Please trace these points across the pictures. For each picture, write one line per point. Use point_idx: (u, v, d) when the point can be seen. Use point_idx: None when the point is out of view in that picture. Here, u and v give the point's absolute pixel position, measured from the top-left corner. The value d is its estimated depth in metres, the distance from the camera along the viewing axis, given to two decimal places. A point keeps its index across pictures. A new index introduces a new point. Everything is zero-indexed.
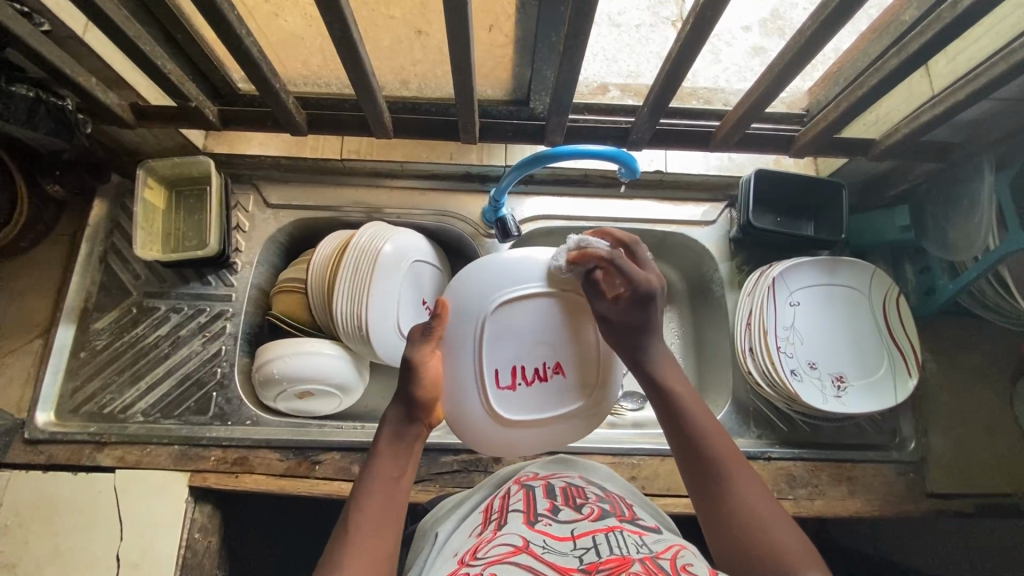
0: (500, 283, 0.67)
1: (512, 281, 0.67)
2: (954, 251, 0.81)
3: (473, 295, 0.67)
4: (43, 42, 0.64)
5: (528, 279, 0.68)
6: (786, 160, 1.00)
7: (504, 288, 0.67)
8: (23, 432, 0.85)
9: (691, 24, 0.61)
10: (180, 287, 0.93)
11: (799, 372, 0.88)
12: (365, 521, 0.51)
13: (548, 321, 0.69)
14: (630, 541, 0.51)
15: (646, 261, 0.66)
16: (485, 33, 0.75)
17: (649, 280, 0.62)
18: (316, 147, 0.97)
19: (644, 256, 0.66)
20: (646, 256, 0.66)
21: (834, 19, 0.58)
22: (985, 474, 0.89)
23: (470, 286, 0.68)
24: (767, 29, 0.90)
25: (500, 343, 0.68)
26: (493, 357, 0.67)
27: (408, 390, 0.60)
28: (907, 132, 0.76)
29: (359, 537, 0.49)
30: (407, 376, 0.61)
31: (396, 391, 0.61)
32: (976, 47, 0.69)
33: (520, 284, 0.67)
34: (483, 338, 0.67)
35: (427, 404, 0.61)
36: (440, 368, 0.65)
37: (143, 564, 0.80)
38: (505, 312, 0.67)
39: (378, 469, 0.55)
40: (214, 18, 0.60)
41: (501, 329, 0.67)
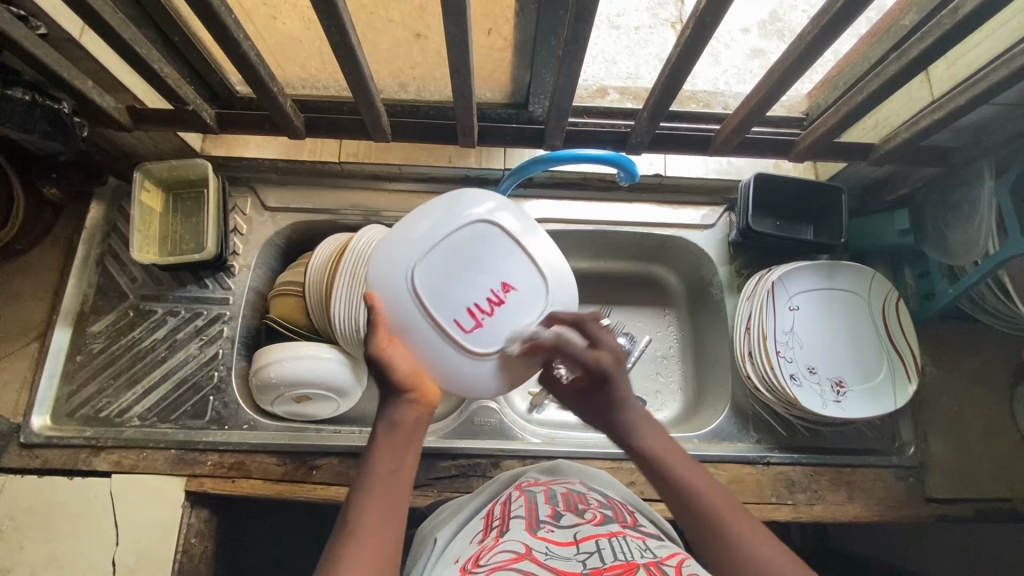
0: (417, 248, 0.60)
1: (439, 221, 0.60)
2: (954, 255, 0.79)
3: (397, 260, 0.59)
4: (39, 45, 0.64)
5: (450, 214, 0.61)
6: (785, 163, 1.00)
7: (427, 233, 0.60)
8: (19, 436, 0.84)
9: (691, 29, 0.61)
10: (178, 290, 0.93)
11: (799, 377, 0.87)
12: (363, 519, 0.49)
13: (486, 251, 0.61)
14: (634, 546, 0.51)
15: (603, 338, 0.62)
16: (484, 36, 0.75)
17: (599, 361, 0.60)
18: (313, 150, 0.97)
19: (599, 330, 0.62)
20: (597, 329, 0.62)
21: (835, 23, 0.58)
22: (985, 478, 0.88)
23: (394, 253, 0.60)
24: (766, 31, 0.89)
25: (444, 288, 0.59)
26: (444, 311, 0.59)
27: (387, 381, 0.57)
28: (908, 137, 0.75)
29: (358, 536, 0.48)
30: (380, 371, 0.57)
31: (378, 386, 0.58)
32: (977, 52, 0.68)
33: (445, 222, 0.61)
34: (425, 297, 0.59)
35: (411, 387, 0.57)
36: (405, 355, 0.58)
37: (141, 569, 0.79)
38: (438, 252, 0.59)
39: (374, 464, 0.53)
40: (212, 22, 0.60)
41: (437, 274, 0.59)
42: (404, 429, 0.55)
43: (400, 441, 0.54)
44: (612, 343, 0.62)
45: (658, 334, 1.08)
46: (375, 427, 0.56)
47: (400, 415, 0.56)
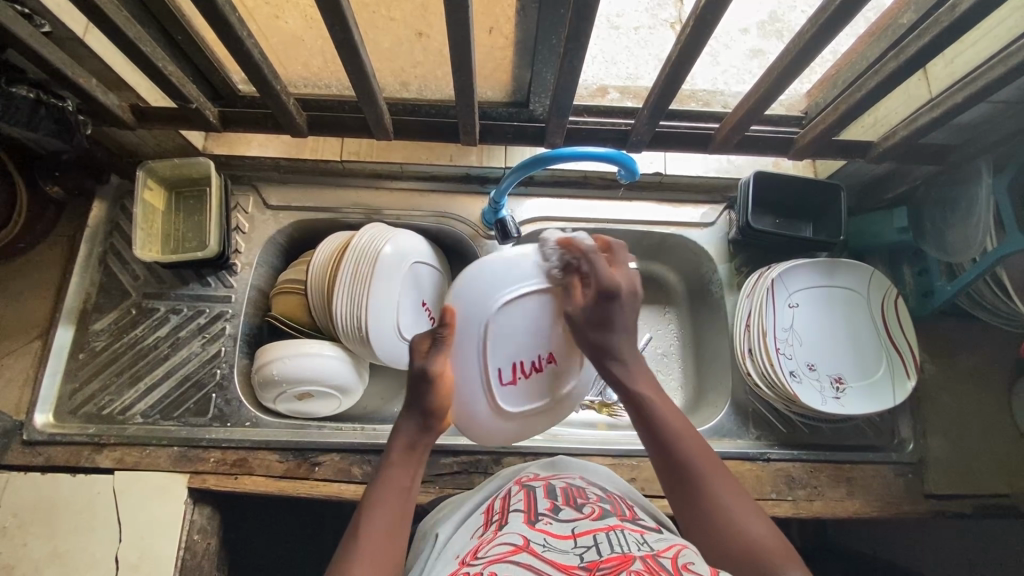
0: (507, 280, 0.69)
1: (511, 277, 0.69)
2: (953, 252, 0.80)
3: (477, 300, 0.69)
4: (44, 43, 0.64)
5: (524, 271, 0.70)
6: (785, 162, 1.01)
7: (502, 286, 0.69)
8: (22, 434, 0.84)
9: (690, 27, 0.62)
10: (180, 287, 0.93)
11: (798, 373, 0.88)
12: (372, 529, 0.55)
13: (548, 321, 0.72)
14: (631, 539, 0.51)
15: (626, 265, 0.70)
16: (486, 35, 0.75)
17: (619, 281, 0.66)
18: (315, 149, 0.97)
19: (625, 260, 0.71)
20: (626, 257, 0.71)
21: (834, 22, 0.58)
22: (984, 474, 0.89)
23: (475, 290, 0.69)
24: (766, 31, 0.90)
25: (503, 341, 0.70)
26: (495, 358, 0.71)
27: (424, 400, 0.64)
28: (906, 135, 0.76)
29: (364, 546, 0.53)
30: (421, 387, 0.64)
31: (410, 400, 0.64)
32: (974, 50, 0.69)
33: (517, 283, 0.70)
34: (489, 337, 0.69)
35: (440, 413, 0.64)
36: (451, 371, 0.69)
37: (143, 565, 0.80)
38: (510, 308, 0.69)
39: (390, 482, 0.59)
40: (217, 21, 0.60)
41: (503, 328, 0.70)
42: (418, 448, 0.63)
43: (414, 459, 0.62)
44: (630, 273, 0.70)
45: (659, 332, 1.08)
46: (393, 442, 0.62)
47: (418, 435, 0.63)
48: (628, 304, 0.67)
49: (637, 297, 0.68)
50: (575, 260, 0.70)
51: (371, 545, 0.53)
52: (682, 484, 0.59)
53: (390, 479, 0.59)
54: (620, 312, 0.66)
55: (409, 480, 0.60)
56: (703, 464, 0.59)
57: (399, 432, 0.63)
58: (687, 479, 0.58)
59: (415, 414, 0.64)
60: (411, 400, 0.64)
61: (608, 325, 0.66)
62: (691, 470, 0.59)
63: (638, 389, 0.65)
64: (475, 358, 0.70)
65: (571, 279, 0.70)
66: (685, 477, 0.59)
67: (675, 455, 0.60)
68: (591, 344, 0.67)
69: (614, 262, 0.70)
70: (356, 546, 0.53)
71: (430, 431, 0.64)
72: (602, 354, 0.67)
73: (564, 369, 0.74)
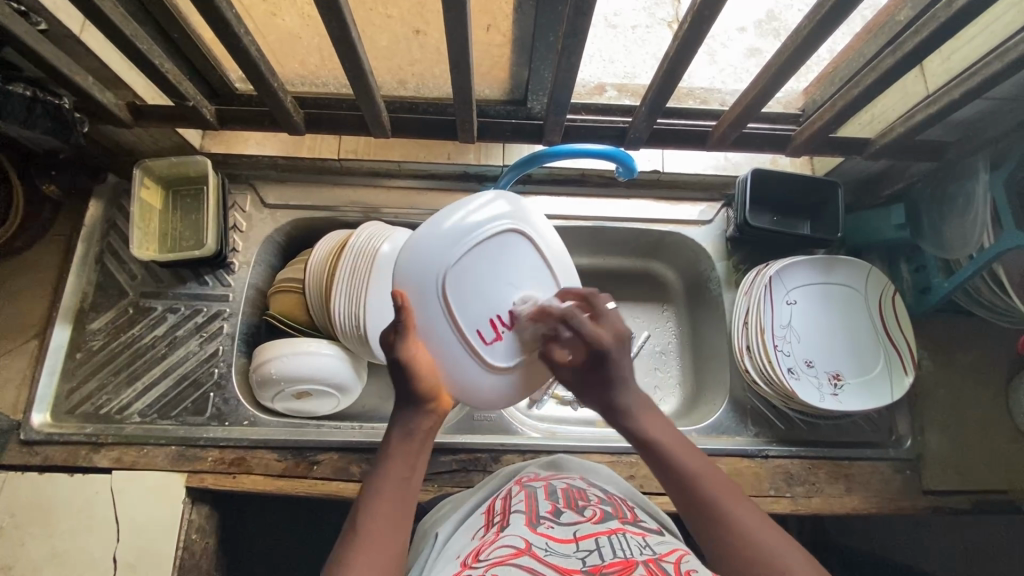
0: (450, 241, 0.63)
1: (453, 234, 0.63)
2: (949, 248, 0.81)
3: (422, 267, 0.63)
4: (40, 41, 0.64)
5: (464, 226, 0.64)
6: (782, 159, 1.01)
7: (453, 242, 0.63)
8: (19, 433, 0.84)
9: (688, 23, 0.61)
10: (177, 287, 0.93)
11: (796, 371, 0.88)
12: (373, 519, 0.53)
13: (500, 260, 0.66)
14: (634, 544, 0.51)
15: (608, 311, 0.66)
16: (483, 33, 0.75)
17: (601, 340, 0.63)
18: (312, 147, 0.97)
19: (606, 306, 0.66)
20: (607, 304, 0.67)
21: (831, 18, 0.58)
22: (981, 470, 0.89)
23: (417, 257, 0.63)
24: (762, 30, 0.90)
25: (470, 297, 0.64)
26: (470, 319, 0.64)
27: (410, 385, 0.61)
28: (903, 131, 0.76)
29: (368, 539, 0.52)
30: (401, 372, 0.61)
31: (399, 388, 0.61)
32: (970, 46, 0.69)
33: (461, 234, 0.64)
34: (451, 298, 0.63)
35: (431, 394, 0.62)
36: (426, 354, 0.63)
37: (142, 565, 0.79)
38: (464, 262, 0.64)
39: (389, 473, 0.57)
40: (214, 18, 0.60)
41: (465, 281, 0.64)
42: (420, 436, 0.60)
43: (415, 448, 0.59)
44: (614, 318, 0.66)
45: (657, 330, 1.09)
46: (392, 430, 0.61)
47: (416, 423, 0.61)
48: (620, 355, 0.64)
49: (626, 343, 0.65)
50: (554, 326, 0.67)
51: (374, 534, 0.52)
52: (705, 516, 0.55)
53: (393, 467, 0.57)
54: (613, 366, 0.64)
55: (409, 471, 0.58)
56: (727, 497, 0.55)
57: (397, 421, 0.61)
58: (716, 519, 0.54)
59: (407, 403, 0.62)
60: (398, 391, 0.62)
61: (605, 381, 0.64)
62: (715, 502, 0.55)
63: (651, 435, 0.62)
64: (445, 326, 0.63)
65: (552, 346, 0.67)
66: (708, 511, 0.55)
67: (701, 496, 0.56)
68: (601, 404, 0.65)
69: (596, 312, 0.66)
70: (356, 536, 0.52)
71: (427, 416, 0.62)
72: (610, 411, 0.65)
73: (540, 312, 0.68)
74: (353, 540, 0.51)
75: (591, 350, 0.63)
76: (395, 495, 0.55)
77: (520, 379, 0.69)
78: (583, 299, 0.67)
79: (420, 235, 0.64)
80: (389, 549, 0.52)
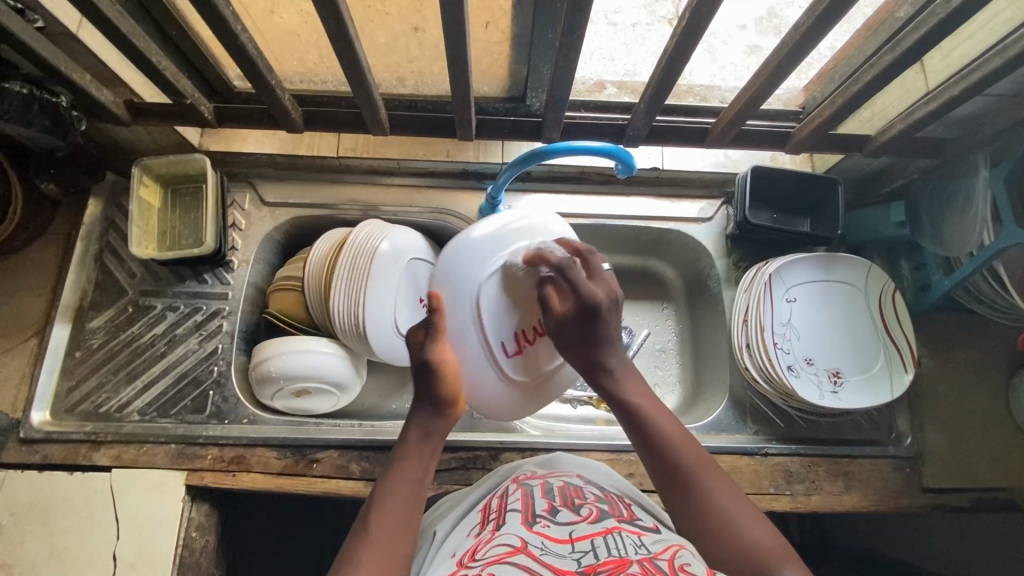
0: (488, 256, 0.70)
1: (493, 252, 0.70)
2: (948, 246, 0.81)
3: (461, 278, 0.69)
4: (38, 39, 0.64)
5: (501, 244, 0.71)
6: (781, 157, 1.01)
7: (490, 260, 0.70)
8: (18, 432, 0.84)
9: (687, 18, 0.61)
10: (176, 285, 0.93)
11: (796, 368, 0.88)
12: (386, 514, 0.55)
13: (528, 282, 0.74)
14: (629, 543, 0.51)
15: (601, 271, 0.70)
16: (482, 30, 0.75)
17: (592, 293, 0.66)
18: (312, 145, 0.96)
19: (600, 265, 0.71)
20: (601, 264, 0.71)
21: (830, 13, 0.58)
22: (982, 468, 0.89)
23: (456, 267, 0.69)
24: (763, 27, 0.91)
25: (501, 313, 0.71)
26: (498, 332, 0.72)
27: (433, 387, 0.63)
28: (902, 129, 0.76)
29: (379, 532, 0.53)
30: (427, 373, 0.63)
31: (421, 389, 0.63)
32: (970, 43, 0.69)
33: (497, 250, 0.70)
34: (483, 310, 0.70)
35: (451, 398, 0.64)
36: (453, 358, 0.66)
37: (141, 563, 0.80)
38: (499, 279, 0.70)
39: (404, 473, 0.58)
40: (211, 15, 0.60)
41: (497, 299, 0.71)
42: (435, 441, 0.62)
43: (428, 453, 0.61)
44: (607, 278, 0.70)
45: (657, 328, 1.08)
46: (409, 429, 0.62)
47: (433, 426, 0.62)
48: (610, 312, 0.67)
49: (616, 303, 0.69)
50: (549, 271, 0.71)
51: (385, 528, 0.54)
52: (678, 485, 0.58)
53: (406, 466, 0.59)
54: (602, 323, 0.66)
55: (422, 473, 0.59)
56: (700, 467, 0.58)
57: (412, 423, 0.63)
58: (678, 477, 0.58)
59: (426, 406, 0.63)
60: (420, 391, 0.63)
61: (592, 338, 0.67)
62: (690, 473, 0.58)
63: (629, 397, 0.65)
64: (474, 339, 0.70)
65: (547, 292, 0.71)
66: (673, 475, 0.59)
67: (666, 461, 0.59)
68: (584, 359, 0.68)
69: (588, 270, 0.70)
70: (369, 528, 0.53)
71: (445, 418, 0.63)
72: (591, 367, 0.68)
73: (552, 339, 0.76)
74: (365, 533, 0.53)
75: (585, 308, 0.66)
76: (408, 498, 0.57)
77: (530, 392, 0.77)
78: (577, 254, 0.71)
79: (461, 246, 0.70)
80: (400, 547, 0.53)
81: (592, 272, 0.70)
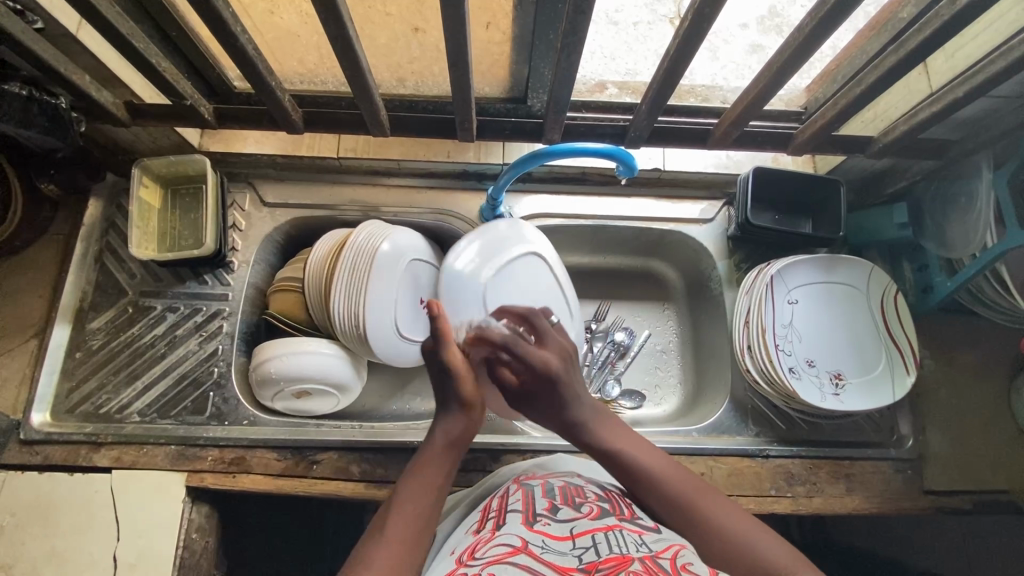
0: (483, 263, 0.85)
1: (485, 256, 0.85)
2: (953, 247, 0.80)
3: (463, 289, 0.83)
4: (36, 40, 0.63)
5: (494, 247, 0.86)
6: (784, 158, 1.00)
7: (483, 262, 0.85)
8: (19, 433, 0.84)
9: (690, 19, 0.61)
10: (176, 286, 0.92)
11: (797, 370, 0.88)
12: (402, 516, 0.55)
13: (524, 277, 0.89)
14: (630, 540, 0.51)
15: (554, 335, 0.68)
16: (483, 30, 0.75)
17: (546, 360, 0.63)
18: (311, 146, 0.96)
19: (545, 325, 0.70)
20: (545, 325, 0.70)
21: (835, 13, 0.57)
22: (984, 470, 0.89)
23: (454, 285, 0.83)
24: (765, 26, 0.89)
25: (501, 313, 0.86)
26: None
27: (453, 392, 0.63)
28: (905, 130, 0.75)
29: (394, 531, 0.54)
30: (445, 378, 0.64)
31: (444, 397, 0.64)
32: (975, 44, 0.69)
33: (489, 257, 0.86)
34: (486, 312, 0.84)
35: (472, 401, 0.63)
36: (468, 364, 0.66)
37: (141, 564, 0.79)
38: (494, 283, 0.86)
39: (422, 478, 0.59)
40: (210, 16, 0.60)
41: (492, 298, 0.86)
42: (458, 442, 0.62)
43: (449, 457, 0.61)
44: (559, 341, 0.68)
45: (657, 329, 1.08)
46: (432, 433, 0.63)
47: (456, 430, 0.62)
48: (568, 375, 0.64)
49: (571, 363, 0.66)
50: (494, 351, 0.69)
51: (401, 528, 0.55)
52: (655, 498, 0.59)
53: (424, 472, 0.59)
54: (562, 389, 0.63)
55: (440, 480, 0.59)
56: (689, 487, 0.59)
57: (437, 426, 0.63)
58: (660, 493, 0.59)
59: (451, 409, 0.64)
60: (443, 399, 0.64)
61: (558, 404, 0.63)
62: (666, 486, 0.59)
63: (619, 449, 0.62)
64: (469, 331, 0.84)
65: (503, 368, 0.68)
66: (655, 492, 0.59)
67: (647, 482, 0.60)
68: (559, 424, 0.64)
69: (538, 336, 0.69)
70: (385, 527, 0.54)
71: (469, 426, 0.63)
72: (570, 429, 0.64)
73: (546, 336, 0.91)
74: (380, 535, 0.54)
75: (537, 376, 0.63)
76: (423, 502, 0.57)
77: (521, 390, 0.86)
78: (522, 317, 0.74)
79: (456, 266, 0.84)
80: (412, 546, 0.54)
81: (541, 335, 0.69)
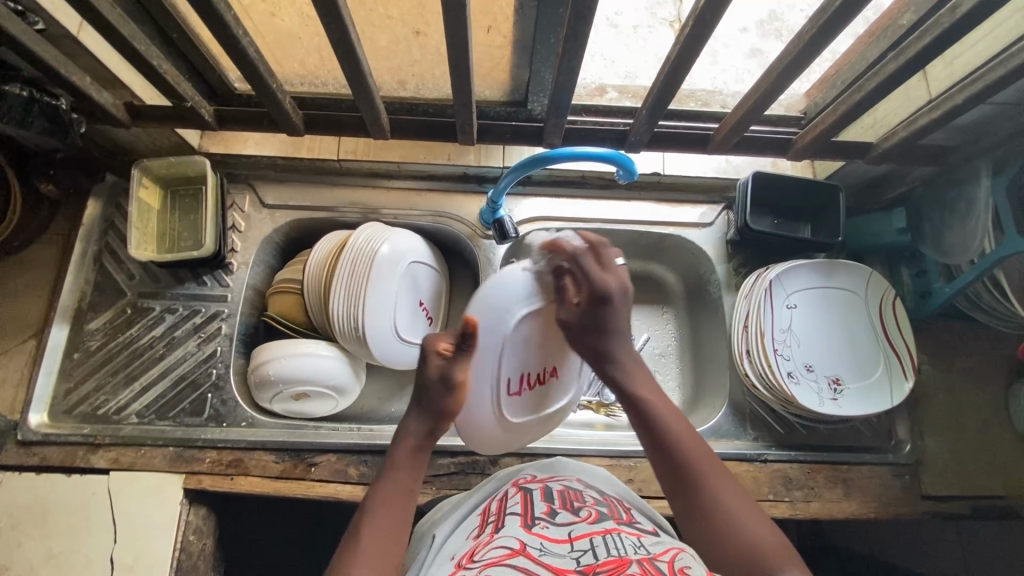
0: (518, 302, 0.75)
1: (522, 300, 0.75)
2: (950, 254, 0.81)
3: (494, 315, 0.74)
4: (38, 41, 0.63)
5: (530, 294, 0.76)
6: (784, 162, 1.01)
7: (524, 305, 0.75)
8: (16, 434, 0.84)
9: (689, 29, 0.61)
10: (175, 287, 0.92)
11: (796, 375, 0.88)
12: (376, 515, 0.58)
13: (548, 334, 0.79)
14: (628, 543, 0.51)
15: (612, 263, 0.73)
16: (484, 34, 0.75)
17: (605, 284, 0.70)
18: (312, 147, 0.97)
19: (612, 258, 0.73)
20: (613, 258, 0.73)
21: (835, 21, 0.58)
22: (981, 475, 0.89)
23: (488, 306, 0.74)
24: (764, 30, 0.91)
25: (517, 356, 0.77)
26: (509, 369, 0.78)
27: (436, 400, 0.67)
28: (905, 136, 0.76)
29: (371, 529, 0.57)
30: (439, 386, 0.67)
31: (422, 399, 0.68)
32: (973, 51, 0.69)
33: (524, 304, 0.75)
34: (506, 347, 0.76)
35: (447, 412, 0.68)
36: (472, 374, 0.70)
37: (138, 566, 0.79)
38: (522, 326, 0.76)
39: (393, 478, 0.62)
40: (212, 18, 0.60)
41: (517, 342, 0.77)
42: (426, 447, 0.66)
43: (419, 457, 0.65)
44: (620, 271, 0.73)
45: (657, 332, 1.08)
46: (400, 435, 0.66)
47: (424, 433, 0.66)
48: (621, 301, 0.71)
49: (627, 295, 0.72)
50: (565, 263, 0.74)
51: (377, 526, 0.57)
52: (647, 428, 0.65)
53: (397, 472, 0.63)
54: (613, 313, 0.70)
55: (411, 480, 0.62)
56: (712, 473, 0.60)
57: (407, 430, 0.66)
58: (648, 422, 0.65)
59: (425, 413, 0.67)
60: (425, 400, 0.67)
61: (605, 328, 0.71)
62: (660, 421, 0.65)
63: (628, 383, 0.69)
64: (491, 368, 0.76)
65: (565, 283, 0.75)
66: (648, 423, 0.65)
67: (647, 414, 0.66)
68: (593, 351, 0.71)
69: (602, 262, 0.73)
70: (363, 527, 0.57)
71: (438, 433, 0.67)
72: (601, 359, 0.71)
73: (555, 384, 0.83)
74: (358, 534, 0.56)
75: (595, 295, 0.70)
76: (399, 506, 0.59)
77: (510, 433, 0.82)
78: (590, 246, 0.73)
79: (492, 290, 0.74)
80: (391, 553, 0.55)
81: (604, 264, 0.72)
